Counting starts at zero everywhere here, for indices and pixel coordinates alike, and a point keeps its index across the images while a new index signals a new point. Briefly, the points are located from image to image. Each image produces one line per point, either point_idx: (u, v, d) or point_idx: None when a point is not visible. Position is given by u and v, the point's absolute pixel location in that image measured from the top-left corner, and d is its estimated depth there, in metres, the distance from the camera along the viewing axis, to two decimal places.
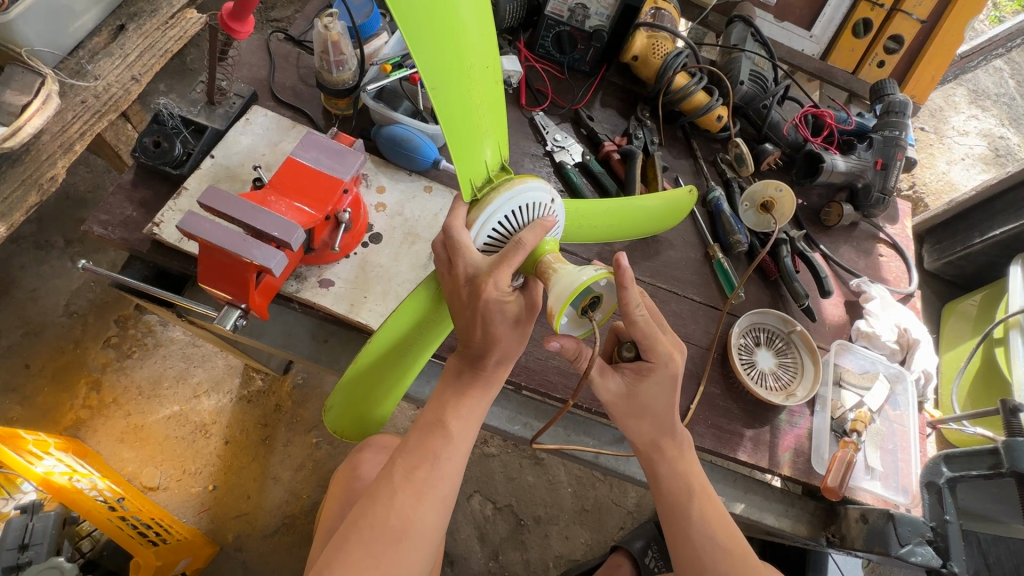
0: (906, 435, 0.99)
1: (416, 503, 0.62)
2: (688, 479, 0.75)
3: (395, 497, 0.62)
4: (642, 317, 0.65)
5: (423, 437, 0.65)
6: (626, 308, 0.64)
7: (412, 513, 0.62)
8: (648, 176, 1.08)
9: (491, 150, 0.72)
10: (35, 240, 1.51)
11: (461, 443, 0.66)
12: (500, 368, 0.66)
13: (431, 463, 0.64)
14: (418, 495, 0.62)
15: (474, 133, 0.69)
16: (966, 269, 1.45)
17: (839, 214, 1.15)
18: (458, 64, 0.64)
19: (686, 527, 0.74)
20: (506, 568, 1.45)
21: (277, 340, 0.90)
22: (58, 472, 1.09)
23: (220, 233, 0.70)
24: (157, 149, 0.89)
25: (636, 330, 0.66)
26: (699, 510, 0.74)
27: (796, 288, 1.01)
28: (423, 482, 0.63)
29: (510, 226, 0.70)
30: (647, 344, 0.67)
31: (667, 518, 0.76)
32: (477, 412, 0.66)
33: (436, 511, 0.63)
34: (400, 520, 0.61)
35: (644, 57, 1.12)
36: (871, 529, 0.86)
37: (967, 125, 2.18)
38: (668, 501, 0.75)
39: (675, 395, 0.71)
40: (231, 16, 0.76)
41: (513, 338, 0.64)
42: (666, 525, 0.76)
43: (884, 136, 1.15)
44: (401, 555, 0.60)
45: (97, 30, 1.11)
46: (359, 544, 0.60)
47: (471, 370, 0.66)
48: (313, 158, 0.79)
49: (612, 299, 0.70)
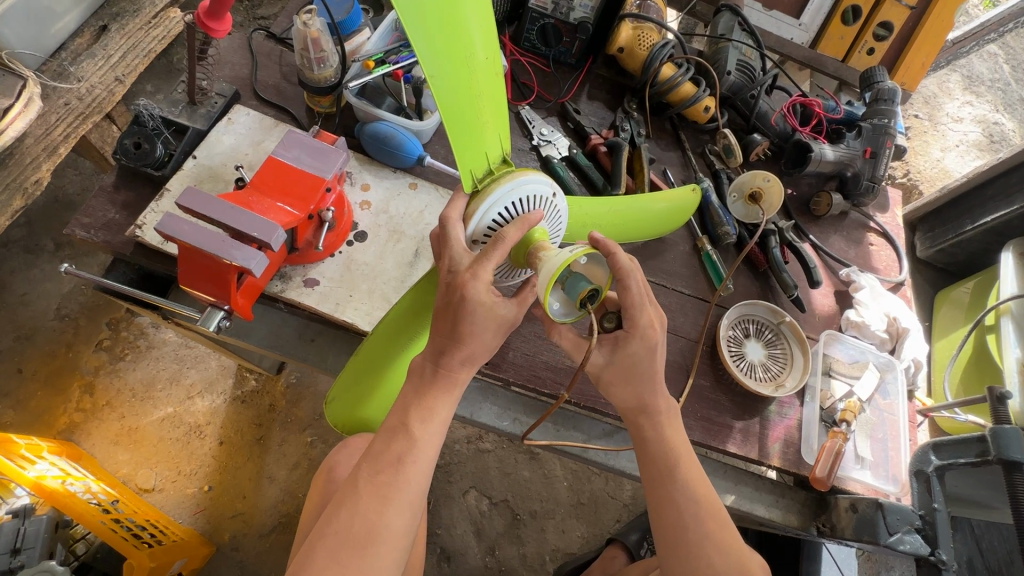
0: (896, 424, 0.99)
1: (381, 508, 0.61)
2: (665, 443, 0.74)
3: (359, 502, 0.61)
4: (634, 283, 0.67)
5: (386, 440, 0.63)
6: (623, 275, 0.66)
7: (378, 519, 0.60)
8: (635, 168, 1.08)
9: (491, 142, 0.73)
10: (25, 244, 1.50)
11: (429, 443, 0.64)
12: (462, 369, 0.65)
13: (394, 467, 0.62)
14: (383, 500, 0.61)
15: (477, 125, 0.71)
16: (958, 256, 1.44)
17: (829, 204, 1.14)
18: (463, 56, 0.66)
19: (670, 488, 0.73)
20: (502, 563, 1.45)
21: (264, 341, 0.90)
22: (51, 476, 1.10)
23: (199, 236, 0.69)
24: (138, 151, 0.89)
25: (627, 296, 0.68)
26: (691, 513, 0.72)
27: (785, 279, 1.01)
28: (387, 487, 0.61)
29: (511, 215, 0.72)
30: (631, 313, 0.68)
31: (649, 481, 0.75)
32: (441, 413, 0.65)
33: (403, 515, 0.61)
34: (365, 524, 0.60)
35: (630, 48, 1.11)
36: (861, 518, 0.86)
37: (961, 112, 2.16)
38: (652, 461, 0.74)
39: (639, 375, 0.73)
40: (208, 15, 0.78)
41: (482, 340, 0.63)
42: (648, 488, 0.75)
43: (873, 125, 1.14)
44: (370, 561, 0.59)
45: (79, 31, 1.10)
46: (327, 552, 0.59)
47: (433, 367, 0.64)
48: (295, 156, 0.79)
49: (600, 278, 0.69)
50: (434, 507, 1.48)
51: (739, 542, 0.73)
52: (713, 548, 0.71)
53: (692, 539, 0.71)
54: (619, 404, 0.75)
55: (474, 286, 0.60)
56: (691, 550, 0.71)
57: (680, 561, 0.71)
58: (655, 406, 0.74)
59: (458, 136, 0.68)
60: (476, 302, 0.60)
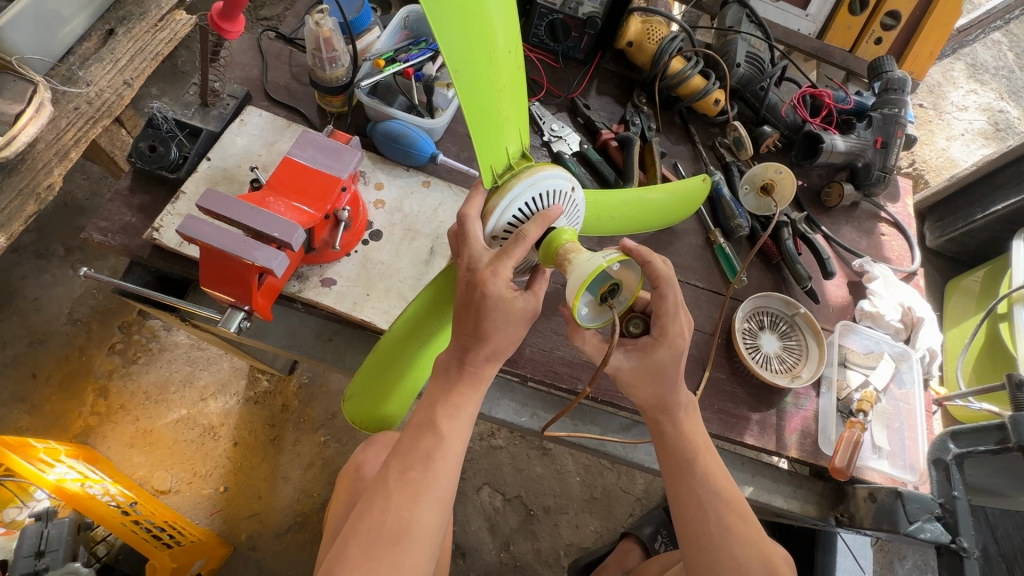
0: (913, 413, 1.00)
1: (411, 505, 0.61)
2: (688, 438, 0.75)
3: (389, 499, 0.61)
4: (671, 292, 0.69)
5: (413, 438, 0.64)
6: (658, 280, 0.69)
7: (409, 515, 0.61)
8: (646, 162, 1.07)
9: (511, 137, 0.74)
10: (35, 249, 1.51)
11: (455, 440, 0.64)
12: (487, 364, 0.65)
13: (424, 463, 0.62)
14: (413, 497, 0.61)
15: (500, 122, 0.71)
16: (969, 245, 1.44)
17: (840, 194, 1.14)
18: (487, 55, 0.67)
19: (692, 482, 0.74)
20: (517, 559, 1.46)
21: (282, 341, 0.90)
22: (70, 479, 1.11)
23: (219, 237, 0.69)
24: (153, 153, 0.89)
25: (661, 304, 0.70)
26: (714, 506, 0.72)
27: (799, 271, 1.01)
28: (417, 484, 0.62)
29: (529, 212, 0.72)
30: (661, 321, 0.71)
31: (671, 474, 0.75)
32: (466, 409, 0.65)
33: (434, 511, 0.62)
34: (397, 521, 0.60)
35: (639, 42, 1.11)
36: (880, 507, 0.87)
37: (966, 100, 2.15)
38: (676, 455, 0.75)
39: (661, 369, 0.73)
40: (222, 16, 0.78)
41: (505, 336, 0.63)
42: (670, 482, 0.75)
43: (884, 114, 1.14)
44: (401, 558, 0.59)
45: (87, 36, 1.10)
46: (358, 549, 0.59)
47: (458, 364, 0.65)
48: (310, 156, 0.79)
49: (632, 280, 0.68)
50: None
51: (762, 534, 0.73)
52: (737, 539, 0.71)
53: (715, 531, 0.72)
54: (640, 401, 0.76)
55: (499, 282, 0.61)
56: (715, 542, 0.72)
57: (706, 553, 0.72)
58: (677, 404, 0.75)
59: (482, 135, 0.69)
60: (502, 299, 0.61)
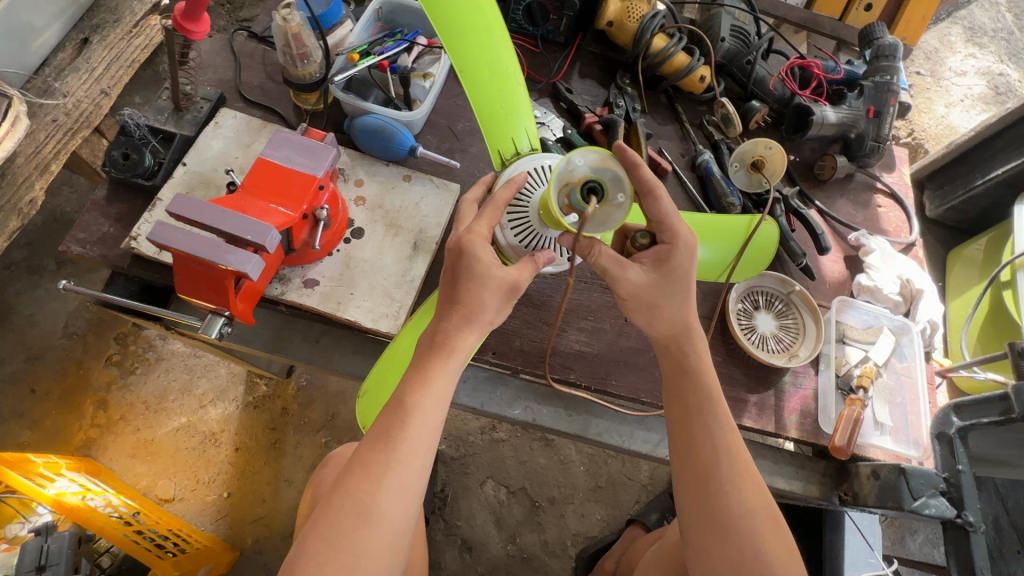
0: (914, 387, 0.98)
1: (372, 488, 0.59)
2: (707, 380, 0.72)
3: (352, 482, 0.59)
4: (664, 197, 0.70)
5: (382, 423, 0.62)
6: (651, 185, 0.69)
7: (368, 499, 0.58)
8: (632, 143, 1.05)
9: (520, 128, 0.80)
10: (27, 265, 1.50)
11: (432, 436, 0.63)
12: (455, 357, 0.64)
13: (387, 445, 0.60)
14: (374, 480, 0.59)
15: (505, 107, 0.79)
16: (970, 212, 1.41)
17: (833, 167, 1.11)
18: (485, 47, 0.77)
19: (707, 423, 0.69)
20: (525, 551, 1.46)
21: (268, 345, 0.89)
22: (70, 493, 1.11)
23: (192, 243, 0.68)
24: (127, 161, 0.87)
25: (657, 209, 0.70)
26: (726, 451, 0.68)
27: (793, 247, 0.99)
28: (379, 467, 0.59)
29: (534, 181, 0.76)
30: (669, 225, 0.70)
31: (681, 417, 0.71)
32: (443, 405, 0.64)
33: (396, 497, 0.59)
34: (356, 504, 0.58)
35: (619, 22, 1.08)
36: (883, 484, 0.85)
37: (965, 65, 2.10)
38: (688, 402, 0.71)
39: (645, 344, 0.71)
40: (185, 16, 0.76)
41: None
42: (682, 425, 0.71)
43: (875, 83, 1.11)
44: (360, 541, 0.57)
45: (61, 46, 1.09)
46: (317, 540, 0.57)
47: (425, 357, 0.64)
48: (284, 156, 0.78)
49: (616, 183, 0.67)
50: (453, 498, 1.48)
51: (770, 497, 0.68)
52: (747, 487, 0.66)
53: (725, 474, 0.67)
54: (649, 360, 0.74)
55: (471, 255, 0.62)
56: (723, 486, 0.66)
57: (708, 499, 0.66)
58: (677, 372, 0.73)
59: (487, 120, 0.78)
60: (481, 264, 0.64)
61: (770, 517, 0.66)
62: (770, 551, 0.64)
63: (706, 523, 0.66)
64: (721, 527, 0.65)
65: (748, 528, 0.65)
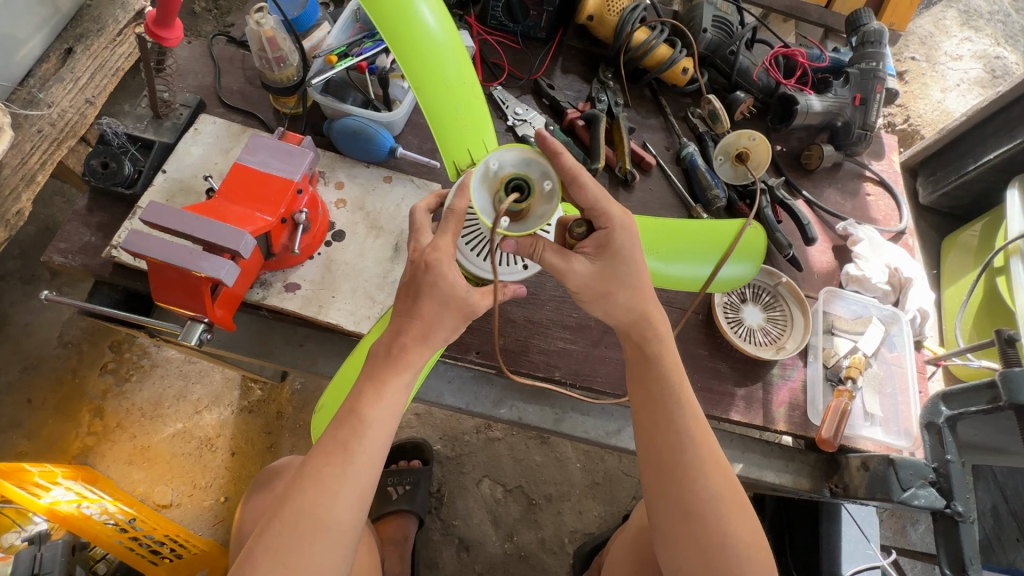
0: (905, 376, 0.97)
1: (327, 501, 0.59)
2: (670, 363, 0.71)
3: (305, 494, 0.59)
4: (589, 181, 0.66)
5: (333, 431, 0.62)
6: (575, 172, 0.65)
7: (322, 511, 0.58)
8: (614, 139, 1.04)
9: (470, 134, 0.79)
10: (21, 275, 1.51)
11: None
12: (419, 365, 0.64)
13: (343, 454, 0.60)
14: (330, 492, 0.59)
15: (456, 113, 0.78)
16: (964, 198, 1.40)
17: (820, 156, 1.10)
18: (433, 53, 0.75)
19: (670, 408, 0.69)
20: (522, 549, 1.46)
21: (252, 350, 0.90)
22: (65, 501, 1.12)
23: (166, 250, 0.68)
24: (106, 170, 0.87)
25: (585, 196, 0.66)
26: (690, 435, 0.68)
27: (778, 239, 0.98)
28: (333, 479, 0.59)
29: None
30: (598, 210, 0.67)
31: (643, 405, 0.71)
32: None
33: (349, 508, 0.60)
34: (311, 515, 0.58)
35: (599, 16, 1.07)
36: (873, 476, 0.84)
37: (960, 49, 2.07)
38: (649, 387, 0.71)
39: None
40: (157, 24, 0.76)
41: None
42: (646, 412, 0.70)
43: (861, 69, 1.09)
44: (316, 552, 0.58)
45: (45, 56, 1.06)
46: (265, 555, 0.57)
47: (393, 359, 0.64)
48: (261, 161, 0.78)
49: (534, 174, 0.67)
50: (449, 498, 1.48)
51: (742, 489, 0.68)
52: (710, 473, 0.66)
53: (691, 459, 0.66)
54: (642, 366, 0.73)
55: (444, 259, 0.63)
56: (689, 471, 0.66)
57: (673, 483, 0.66)
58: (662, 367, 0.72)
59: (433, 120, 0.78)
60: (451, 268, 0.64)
61: (736, 499, 0.66)
62: (737, 533, 0.64)
63: (673, 507, 0.66)
64: (687, 510, 0.65)
65: (714, 509, 0.65)
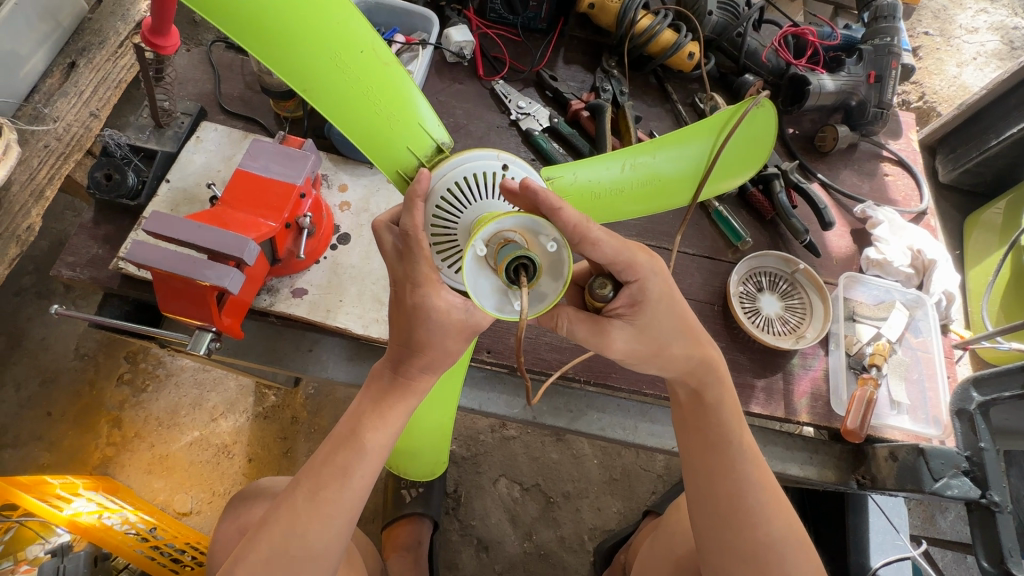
0: (932, 361, 0.94)
1: (319, 527, 0.60)
2: (726, 403, 0.71)
3: (297, 518, 0.60)
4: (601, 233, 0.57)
5: (332, 450, 0.63)
6: (585, 228, 0.57)
7: (308, 538, 0.60)
8: (620, 129, 1.02)
9: (401, 130, 0.64)
10: (36, 290, 1.52)
11: None
12: (423, 374, 0.63)
13: (339, 480, 0.61)
14: (321, 520, 0.60)
15: (377, 111, 0.62)
16: (986, 174, 1.35)
17: (834, 137, 1.06)
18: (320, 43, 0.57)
19: (730, 453, 0.68)
20: (542, 547, 1.44)
21: (261, 357, 0.89)
22: (86, 512, 1.13)
23: (171, 261, 0.67)
24: (110, 182, 0.86)
25: (601, 254, 0.59)
26: (752, 477, 0.67)
27: (794, 224, 0.95)
28: (327, 504, 0.61)
29: (460, 195, 0.63)
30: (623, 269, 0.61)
31: (699, 447, 0.70)
32: None
33: (328, 536, 0.61)
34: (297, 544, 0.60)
35: (600, 3, 1.05)
36: (902, 466, 0.81)
37: (976, 21, 2.00)
38: (705, 431, 0.70)
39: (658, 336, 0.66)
40: (152, 32, 0.75)
41: (452, 338, 0.60)
42: (701, 454, 0.70)
43: (874, 46, 1.05)
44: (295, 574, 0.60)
45: (49, 71, 1.05)
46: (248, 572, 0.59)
47: (391, 375, 0.63)
48: (262, 166, 0.76)
49: (527, 235, 0.54)
50: (466, 498, 1.47)
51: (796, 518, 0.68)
52: (778, 519, 0.66)
53: (754, 504, 0.66)
54: (665, 368, 0.70)
55: None
56: (753, 517, 0.66)
57: (730, 528, 0.66)
58: (682, 364, 0.70)
59: (338, 121, 0.61)
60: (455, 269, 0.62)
61: (801, 543, 0.66)
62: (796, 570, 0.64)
63: (731, 550, 0.66)
64: (750, 555, 0.65)
65: (782, 556, 0.65)
